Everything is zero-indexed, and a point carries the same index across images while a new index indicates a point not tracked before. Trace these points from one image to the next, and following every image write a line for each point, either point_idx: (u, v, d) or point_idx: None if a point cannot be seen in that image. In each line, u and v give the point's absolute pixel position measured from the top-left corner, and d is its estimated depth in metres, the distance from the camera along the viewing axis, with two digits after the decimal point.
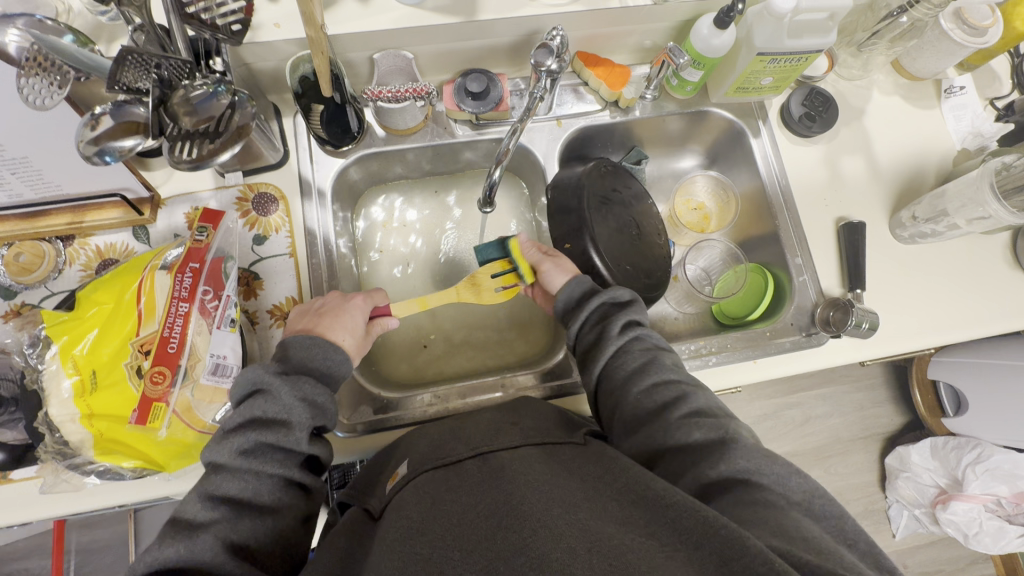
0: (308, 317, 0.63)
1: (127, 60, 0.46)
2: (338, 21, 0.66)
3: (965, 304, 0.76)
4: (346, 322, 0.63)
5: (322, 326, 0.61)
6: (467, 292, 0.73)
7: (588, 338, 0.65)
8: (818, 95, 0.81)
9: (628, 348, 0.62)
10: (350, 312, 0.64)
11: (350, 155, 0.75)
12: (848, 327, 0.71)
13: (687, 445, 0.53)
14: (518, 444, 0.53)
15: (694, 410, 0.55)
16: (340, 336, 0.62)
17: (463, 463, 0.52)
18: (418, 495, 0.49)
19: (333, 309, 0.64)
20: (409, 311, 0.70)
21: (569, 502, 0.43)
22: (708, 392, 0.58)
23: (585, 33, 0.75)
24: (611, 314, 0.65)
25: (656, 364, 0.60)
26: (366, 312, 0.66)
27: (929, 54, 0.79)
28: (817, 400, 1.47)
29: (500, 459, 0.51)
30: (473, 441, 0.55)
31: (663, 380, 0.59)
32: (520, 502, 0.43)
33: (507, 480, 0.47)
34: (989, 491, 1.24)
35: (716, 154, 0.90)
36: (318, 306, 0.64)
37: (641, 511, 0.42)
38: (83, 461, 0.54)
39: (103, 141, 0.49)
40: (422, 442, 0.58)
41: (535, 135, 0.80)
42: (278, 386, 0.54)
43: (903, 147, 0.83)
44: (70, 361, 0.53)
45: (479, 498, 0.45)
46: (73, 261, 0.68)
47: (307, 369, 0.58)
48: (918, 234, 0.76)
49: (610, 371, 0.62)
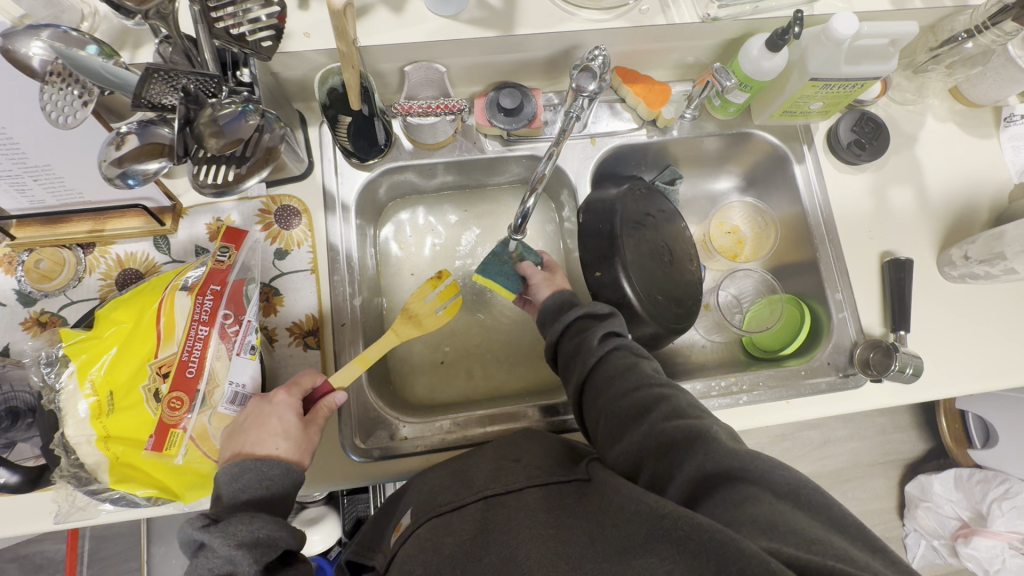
0: (230, 441, 0.52)
1: (154, 75, 0.44)
2: (370, 32, 0.63)
3: (1013, 349, 0.72)
4: (272, 427, 0.53)
5: (246, 444, 0.51)
6: (406, 329, 0.67)
7: (569, 349, 0.62)
8: (869, 121, 0.76)
9: (607, 356, 0.60)
10: (274, 413, 0.54)
11: (376, 168, 0.73)
12: (890, 372, 0.67)
13: (672, 442, 0.49)
14: (521, 485, 0.50)
15: (675, 409, 0.53)
16: (269, 447, 0.52)
17: (466, 508, 0.50)
18: (421, 544, 0.48)
19: (255, 418, 0.53)
20: (351, 376, 0.60)
21: (573, 555, 0.41)
22: (687, 392, 0.56)
23: (625, 48, 0.71)
24: (590, 323, 0.63)
25: (636, 369, 0.58)
26: (296, 403, 0.56)
27: (991, 81, 0.74)
28: (838, 422, 1.41)
29: (506, 506, 0.48)
30: (476, 484, 0.53)
31: (644, 382, 0.56)
32: (525, 558, 0.41)
33: (511, 531, 0.45)
34: (1014, 529, 1.20)
35: (754, 177, 0.86)
36: (238, 420, 0.54)
37: (637, 528, 0.41)
38: (100, 488, 0.53)
39: (126, 163, 0.48)
40: (429, 484, 0.57)
41: (568, 153, 0.77)
42: (211, 538, 0.44)
43: (956, 177, 0.78)
44: (88, 381, 0.52)
45: (481, 552, 0.44)
46: (93, 269, 0.66)
47: (245, 502, 0.49)
48: (969, 274, 0.72)
49: (592, 380, 0.59)
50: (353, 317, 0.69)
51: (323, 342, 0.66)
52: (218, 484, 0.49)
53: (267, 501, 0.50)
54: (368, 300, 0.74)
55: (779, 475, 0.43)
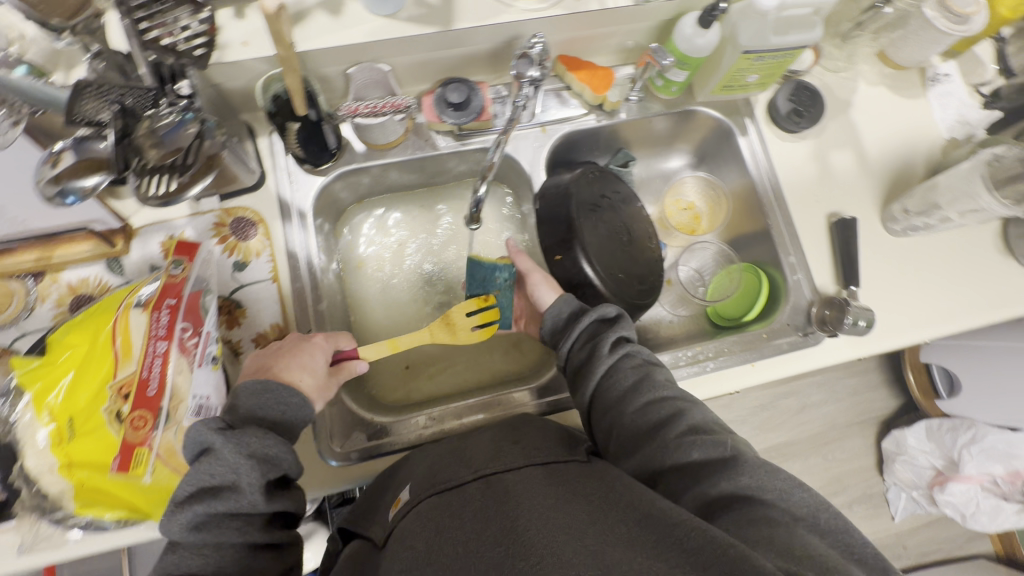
0: (262, 361, 0.59)
1: (87, 90, 0.44)
2: (308, 37, 0.64)
3: (970, 292, 0.76)
4: (304, 361, 0.59)
5: (276, 368, 0.57)
6: (441, 333, 0.72)
7: (578, 357, 0.62)
8: (806, 90, 0.79)
9: (619, 367, 0.59)
10: (309, 351, 0.60)
11: (330, 173, 0.73)
12: (845, 326, 0.70)
13: (687, 464, 0.50)
14: (520, 464, 0.51)
15: (690, 425, 0.53)
16: (296, 376, 0.57)
17: (466, 487, 0.50)
18: (423, 523, 0.48)
19: (292, 350, 0.60)
20: (378, 353, 0.69)
21: (573, 528, 0.41)
22: (704, 406, 0.56)
23: (566, 37, 0.73)
24: (601, 332, 0.62)
25: (650, 381, 0.57)
26: (328, 350, 0.62)
27: (914, 44, 0.78)
28: (813, 387, 1.45)
29: (504, 481, 0.49)
30: (475, 462, 0.53)
31: (658, 396, 0.56)
32: (525, 529, 0.42)
33: (511, 505, 0.45)
34: (985, 470, 1.26)
35: (704, 153, 0.88)
36: (276, 347, 0.60)
37: (648, 532, 0.41)
38: (65, 515, 0.52)
39: (64, 180, 0.47)
40: (427, 465, 0.57)
41: (520, 143, 0.78)
42: (222, 445, 0.48)
43: (891, 138, 0.82)
44: (45, 410, 0.51)
45: (482, 529, 0.44)
46: (44, 298, 0.64)
47: (260, 416, 0.53)
48: (911, 228, 0.75)
49: (603, 391, 0.59)
50: (320, 323, 0.69)
51: None
52: (236, 394, 0.54)
53: (276, 423, 0.54)
54: (334, 306, 0.74)
55: (798, 497, 0.46)
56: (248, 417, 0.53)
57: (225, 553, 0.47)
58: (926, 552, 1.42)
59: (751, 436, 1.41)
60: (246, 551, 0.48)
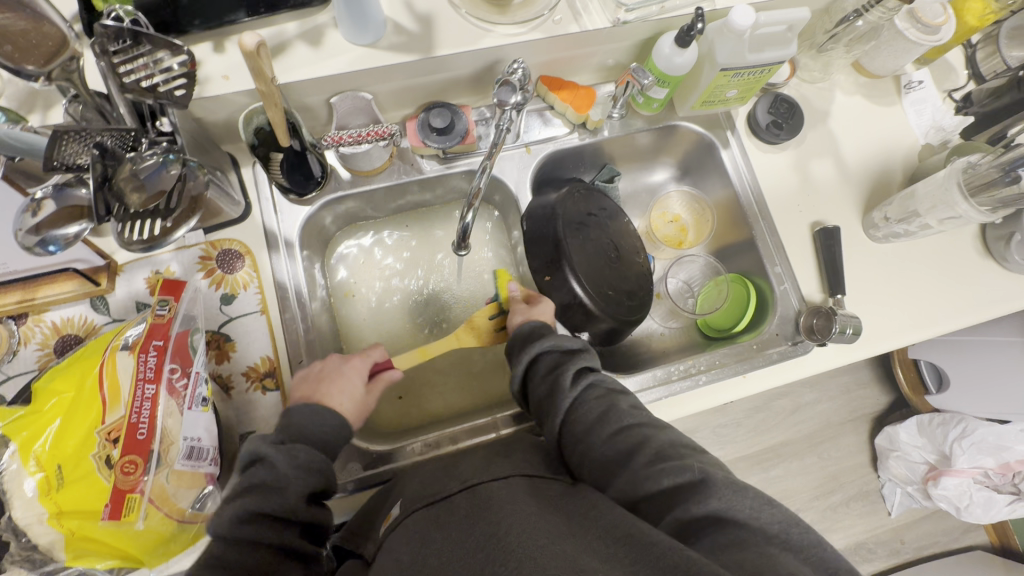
0: (307, 383, 0.61)
1: (67, 136, 0.44)
2: (289, 69, 0.64)
3: (965, 292, 0.78)
4: (344, 385, 0.62)
5: (318, 393, 0.60)
6: (467, 337, 0.74)
7: (541, 391, 0.61)
8: (783, 102, 0.81)
9: (584, 398, 0.59)
10: (347, 374, 0.63)
11: (316, 201, 0.72)
12: (833, 334, 0.72)
13: (659, 492, 0.49)
14: (508, 475, 0.52)
15: (656, 453, 0.52)
16: (338, 400, 0.60)
17: (452, 497, 0.50)
18: (409, 535, 0.47)
19: (331, 374, 0.62)
20: (409, 363, 0.71)
21: (553, 536, 0.42)
22: (670, 429, 0.55)
23: (547, 58, 0.73)
24: (563, 362, 0.62)
25: (614, 410, 0.57)
26: (364, 371, 0.65)
27: (887, 53, 0.80)
28: (805, 387, 1.46)
29: (489, 489, 0.49)
30: (463, 475, 0.53)
31: (624, 424, 0.55)
32: (505, 534, 0.42)
33: (495, 511, 0.45)
34: (976, 464, 1.26)
35: (688, 166, 0.89)
36: (316, 371, 0.63)
37: (625, 551, 0.40)
38: (58, 567, 0.51)
39: (44, 229, 0.47)
40: (418, 480, 0.56)
41: (506, 164, 0.79)
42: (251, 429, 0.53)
43: (869, 145, 0.84)
44: (33, 458, 0.50)
45: (464, 534, 0.44)
46: (28, 340, 0.63)
47: (307, 438, 0.55)
48: (892, 234, 0.77)
49: (571, 425, 0.58)
50: (311, 353, 0.68)
51: (281, 382, 0.65)
52: (290, 414, 0.57)
53: (324, 443, 0.56)
54: (325, 334, 0.74)
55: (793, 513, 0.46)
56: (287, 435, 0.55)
57: (225, 515, 0.47)
58: (923, 547, 1.43)
59: (746, 438, 1.42)
60: (250, 518, 0.48)
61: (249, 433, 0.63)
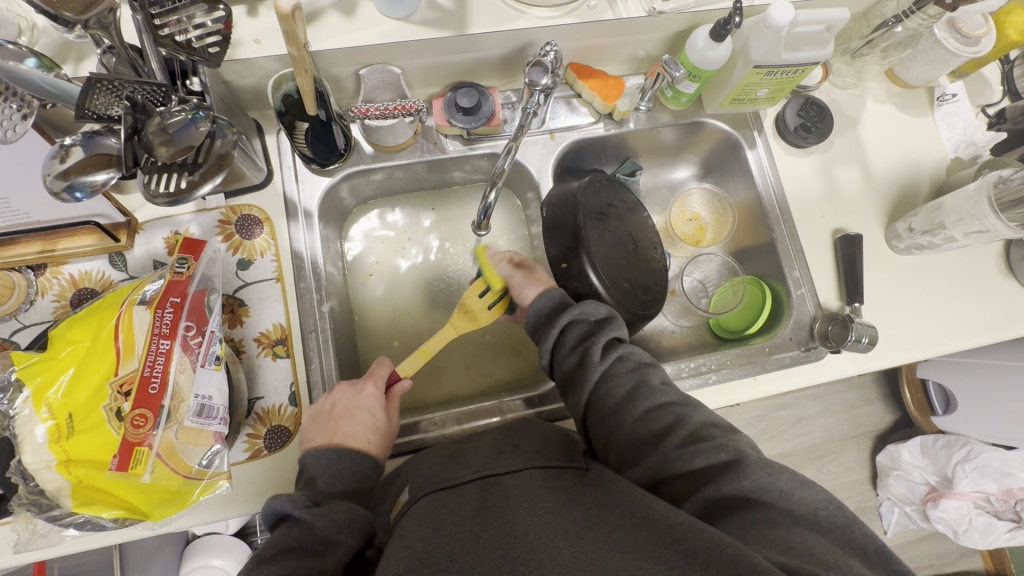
0: (321, 424, 0.59)
1: (99, 87, 0.45)
2: (322, 37, 0.63)
3: (981, 309, 0.77)
4: (363, 420, 0.60)
5: (338, 434, 0.58)
6: (463, 322, 0.72)
7: (568, 361, 0.60)
8: (813, 105, 0.80)
9: (614, 373, 0.58)
10: (363, 406, 0.61)
11: (337, 173, 0.72)
12: (848, 342, 0.70)
13: (690, 472, 0.50)
14: (521, 466, 0.50)
15: (690, 433, 0.52)
16: (361, 441, 0.59)
17: (465, 487, 0.48)
18: (420, 521, 0.45)
19: (347, 409, 0.61)
20: (414, 364, 0.69)
21: (572, 531, 0.41)
22: (701, 409, 0.55)
23: (578, 45, 0.73)
24: (591, 334, 0.60)
25: (645, 387, 0.56)
26: (381, 397, 0.64)
27: (923, 63, 0.79)
28: (809, 399, 1.45)
29: (503, 484, 0.48)
30: (475, 464, 0.52)
31: (656, 403, 0.55)
32: (524, 534, 0.41)
33: (508, 508, 0.44)
34: (978, 488, 1.25)
35: (711, 165, 0.88)
36: (329, 408, 0.61)
37: (646, 536, 0.41)
38: (62, 513, 0.51)
39: (72, 175, 0.47)
40: (425, 467, 0.55)
41: (529, 149, 0.78)
42: (311, 518, 0.48)
43: (898, 156, 0.83)
44: (45, 405, 0.50)
45: (480, 531, 0.42)
46: (45, 291, 0.64)
47: (339, 492, 0.54)
48: (915, 246, 0.76)
49: (598, 398, 0.58)
50: (324, 323, 0.68)
51: (293, 351, 0.65)
52: (314, 468, 0.55)
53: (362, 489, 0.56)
54: (338, 307, 0.74)
55: (802, 498, 0.45)
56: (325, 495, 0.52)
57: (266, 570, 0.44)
58: (917, 568, 1.42)
59: None
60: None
61: (257, 399, 0.63)
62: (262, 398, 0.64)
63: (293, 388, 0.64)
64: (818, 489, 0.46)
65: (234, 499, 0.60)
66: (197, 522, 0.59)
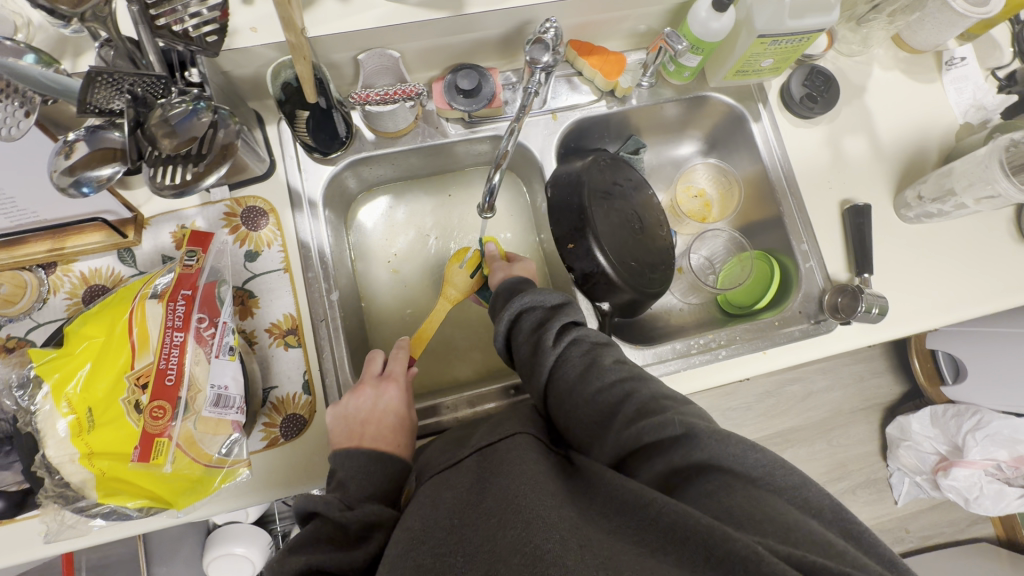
0: (349, 429, 0.59)
1: (99, 80, 0.44)
2: (318, 23, 0.63)
3: (990, 276, 0.76)
4: (390, 423, 0.61)
5: (366, 437, 0.58)
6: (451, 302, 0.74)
7: (524, 349, 0.58)
8: (819, 74, 0.78)
9: (567, 357, 0.56)
10: (386, 408, 0.62)
11: (340, 161, 0.72)
12: (857, 313, 0.70)
13: (644, 449, 0.47)
14: (515, 432, 0.50)
15: (641, 408, 0.50)
16: (393, 446, 0.59)
17: (463, 462, 0.48)
18: (421, 502, 0.46)
19: (372, 412, 0.61)
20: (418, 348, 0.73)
21: (558, 496, 0.41)
22: (655, 382, 0.53)
23: (578, 21, 0.72)
24: (545, 319, 0.59)
25: (597, 366, 0.54)
26: (402, 396, 0.64)
27: (931, 26, 0.77)
28: (819, 373, 1.45)
29: (499, 451, 0.48)
30: (473, 440, 0.52)
31: (607, 381, 0.53)
32: (516, 497, 0.41)
33: (502, 473, 0.44)
34: (988, 456, 1.24)
35: (716, 139, 0.87)
36: (354, 412, 0.61)
37: (627, 506, 0.41)
38: (88, 504, 0.53)
39: (79, 171, 0.47)
40: (436, 448, 0.55)
41: (531, 130, 0.78)
42: (345, 518, 0.48)
43: (904, 123, 0.81)
44: (65, 400, 0.51)
45: (479, 501, 0.42)
46: (57, 289, 0.64)
47: (367, 493, 0.53)
48: (924, 214, 0.75)
49: (555, 384, 0.56)
50: (332, 314, 0.68)
51: (304, 340, 0.66)
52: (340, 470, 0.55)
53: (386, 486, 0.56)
54: (346, 295, 0.74)
55: None
56: (357, 495, 0.52)
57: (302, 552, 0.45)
58: (928, 536, 1.43)
59: (755, 422, 1.42)
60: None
61: (272, 388, 0.64)
62: (276, 387, 0.64)
63: (306, 376, 0.65)
64: None
65: (254, 487, 0.61)
66: (217, 510, 0.60)
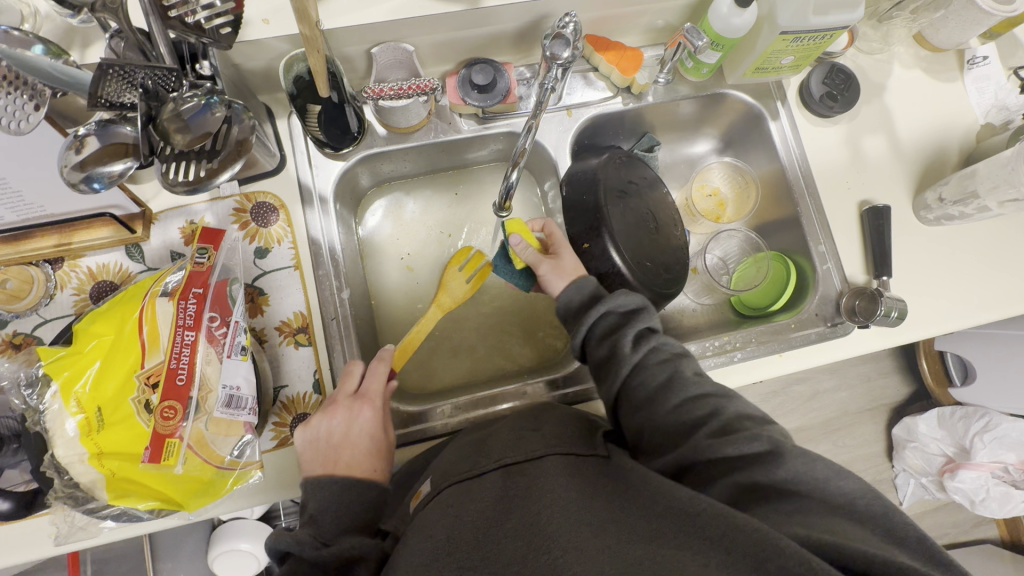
0: (322, 454, 0.56)
1: (109, 72, 0.43)
2: (332, 15, 0.61)
3: (1010, 280, 0.75)
4: (366, 446, 0.58)
5: (339, 466, 0.55)
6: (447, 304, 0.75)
7: (599, 353, 0.60)
8: (839, 73, 0.77)
9: (644, 364, 0.58)
10: (360, 432, 0.58)
11: (351, 157, 0.71)
12: (876, 317, 0.69)
13: (726, 461, 0.49)
14: (542, 453, 0.49)
15: (723, 424, 0.51)
16: (367, 472, 0.56)
17: (487, 476, 0.48)
18: (441, 510, 0.45)
19: (345, 436, 0.57)
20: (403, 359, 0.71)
21: (595, 522, 0.40)
22: (737, 399, 0.54)
23: (595, 15, 0.70)
24: (621, 325, 0.60)
25: (677, 379, 0.56)
26: (379, 416, 0.60)
27: (955, 24, 0.75)
28: (825, 373, 1.44)
29: (527, 474, 0.47)
30: (496, 453, 0.51)
31: (690, 395, 0.55)
32: (547, 523, 0.40)
33: (533, 496, 0.43)
34: (997, 459, 1.23)
35: (732, 138, 0.86)
36: (326, 435, 0.57)
37: (668, 519, 0.40)
38: (98, 505, 0.52)
39: (89, 167, 0.46)
40: (449, 455, 0.55)
41: (546, 127, 0.76)
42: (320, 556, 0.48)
43: (924, 123, 0.80)
44: (74, 400, 0.50)
45: (504, 520, 0.42)
46: (64, 285, 0.63)
47: (341, 525, 0.52)
48: (944, 216, 0.74)
49: (627, 390, 0.57)
50: (343, 312, 0.67)
51: (314, 338, 0.65)
52: (312, 501, 0.53)
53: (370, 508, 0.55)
54: (356, 293, 0.73)
55: (838, 487, 0.45)
56: (334, 527, 0.51)
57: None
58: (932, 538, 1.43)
59: None
60: None
61: (282, 387, 0.63)
62: (287, 386, 0.63)
63: (316, 375, 0.64)
64: (859, 479, 0.45)
65: (265, 488, 0.60)
66: (229, 510, 0.60)
